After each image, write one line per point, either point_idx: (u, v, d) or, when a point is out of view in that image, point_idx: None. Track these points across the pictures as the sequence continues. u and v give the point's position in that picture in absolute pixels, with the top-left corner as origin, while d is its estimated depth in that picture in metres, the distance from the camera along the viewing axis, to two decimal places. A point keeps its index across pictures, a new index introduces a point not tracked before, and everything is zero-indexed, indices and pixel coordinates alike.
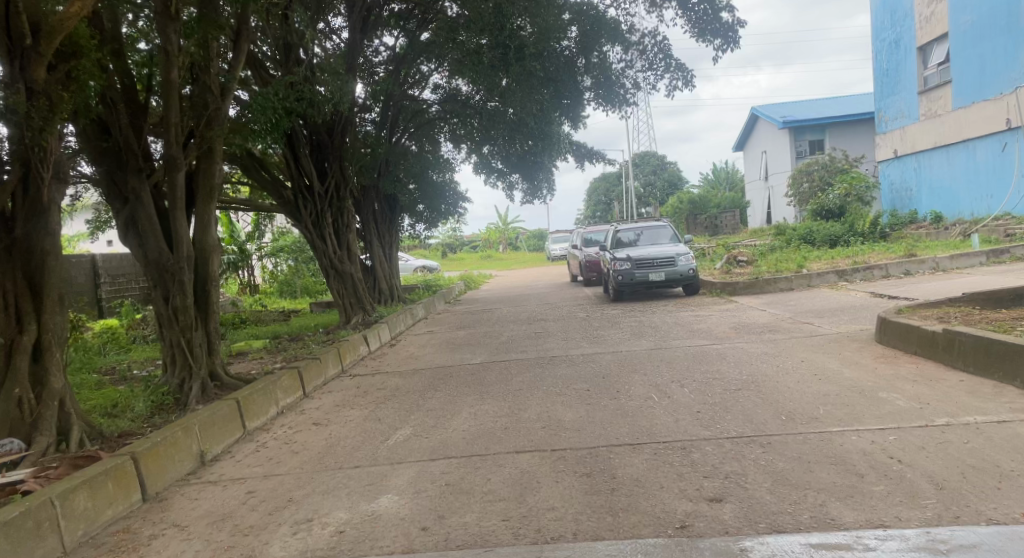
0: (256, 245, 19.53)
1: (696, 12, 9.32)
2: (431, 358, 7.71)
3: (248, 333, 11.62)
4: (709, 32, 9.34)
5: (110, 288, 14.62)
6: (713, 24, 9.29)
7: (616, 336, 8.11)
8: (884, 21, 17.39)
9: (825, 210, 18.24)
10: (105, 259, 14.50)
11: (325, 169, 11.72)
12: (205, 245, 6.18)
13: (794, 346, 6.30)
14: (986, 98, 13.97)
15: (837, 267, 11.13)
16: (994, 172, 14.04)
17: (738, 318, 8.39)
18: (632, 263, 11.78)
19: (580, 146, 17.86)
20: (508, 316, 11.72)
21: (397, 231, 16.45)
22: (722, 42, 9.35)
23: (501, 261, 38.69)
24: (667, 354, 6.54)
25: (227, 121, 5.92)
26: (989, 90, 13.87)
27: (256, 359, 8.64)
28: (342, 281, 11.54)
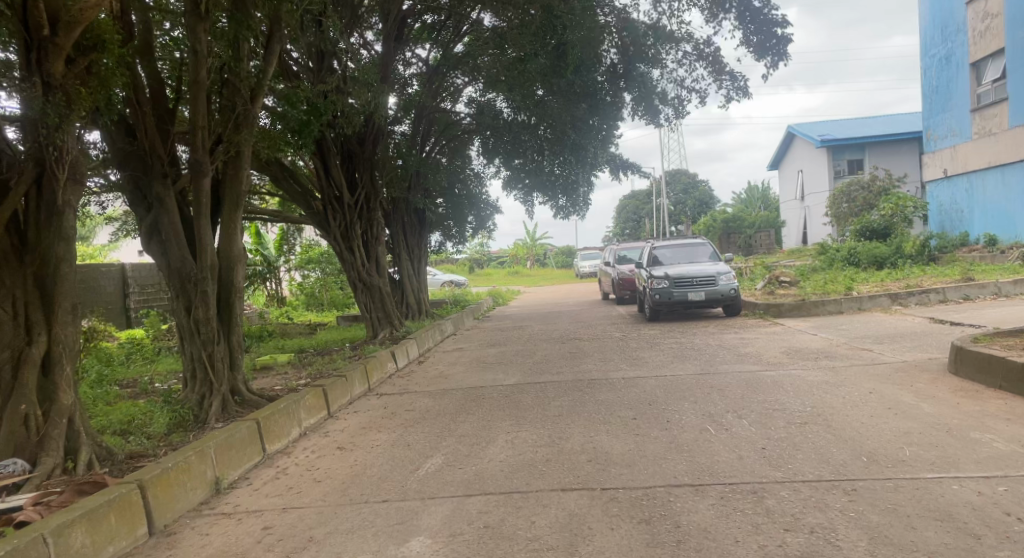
0: (285, 258, 19.77)
1: (752, 24, 8.88)
2: (461, 378, 7.33)
3: (274, 346, 11.42)
4: (758, 50, 8.94)
5: (139, 297, 14.65)
6: (763, 41, 8.87)
7: (656, 358, 7.63)
8: (934, 37, 16.74)
9: (869, 230, 17.49)
10: (135, 268, 14.55)
11: (355, 180, 11.52)
12: (230, 255, 5.92)
13: (858, 374, 5.76)
14: None
15: (889, 290, 10.47)
16: None
17: (788, 343, 7.84)
18: (670, 281, 11.31)
19: (615, 159, 17.45)
20: (540, 334, 11.30)
21: (426, 245, 16.20)
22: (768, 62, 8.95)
23: (529, 277, 38.38)
24: (716, 380, 6.06)
25: (256, 125, 5.67)
26: None
27: (280, 374, 8.36)
28: (370, 295, 11.29)
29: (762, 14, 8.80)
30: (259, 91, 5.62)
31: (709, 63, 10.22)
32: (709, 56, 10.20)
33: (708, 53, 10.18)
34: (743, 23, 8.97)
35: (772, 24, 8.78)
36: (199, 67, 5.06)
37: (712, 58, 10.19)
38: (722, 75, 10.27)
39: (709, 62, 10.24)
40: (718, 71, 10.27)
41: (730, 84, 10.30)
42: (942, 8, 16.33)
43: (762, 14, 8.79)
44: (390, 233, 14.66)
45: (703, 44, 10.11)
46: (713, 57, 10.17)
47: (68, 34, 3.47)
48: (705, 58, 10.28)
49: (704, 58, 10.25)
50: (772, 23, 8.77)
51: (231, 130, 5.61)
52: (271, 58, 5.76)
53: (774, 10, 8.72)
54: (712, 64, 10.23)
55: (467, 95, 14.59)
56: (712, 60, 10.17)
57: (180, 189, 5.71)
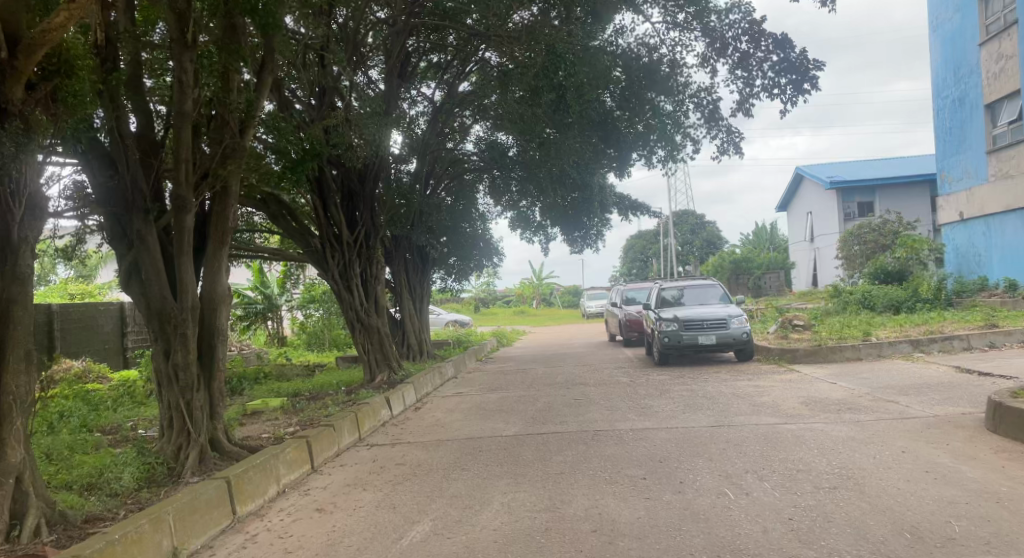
0: (287, 298, 19.96)
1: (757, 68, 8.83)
2: (458, 427, 6.89)
3: (268, 389, 11.05)
4: (774, 87, 8.70)
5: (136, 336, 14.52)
6: (778, 80, 8.68)
7: (666, 408, 7.17)
8: (946, 78, 16.68)
9: (883, 273, 17.07)
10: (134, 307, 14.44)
11: (355, 217, 11.33)
12: (214, 296, 5.63)
13: (888, 430, 5.28)
14: None
15: (909, 336, 10.01)
16: None
17: (806, 392, 7.37)
18: (679, 324, 10.91)
19: (623, 201, 17.29)
20: (543, 378, 10.86)
21: (429, 285, 15.88)
22: (792, 94, 8.67)
23: (534, 317, 37.99)
24: (732, 434, 5.60)
25: (245, 158, 5.48)
26: None
27: (269, 421, 7.97)
28: (368, 335, 10.95)
29: (778, 54, 8.64)
30: (250, 123, 5.44)
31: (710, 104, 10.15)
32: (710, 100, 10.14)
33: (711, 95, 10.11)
34: (741, 69, 8.97)
35: (786, 64, 8.63)
36: (183, 97, 4.87)
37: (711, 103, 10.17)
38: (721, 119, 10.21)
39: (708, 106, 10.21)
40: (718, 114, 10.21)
41: (725, 136, 10.21)
42: (953, 51, 16.29)
43: (780, 49, 8.63)
44: (392, 273, 14.38)
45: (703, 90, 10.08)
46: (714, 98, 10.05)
47: (28, 57, 3.30)
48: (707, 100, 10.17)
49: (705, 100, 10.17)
50: (789, 62, 8.61)
51: (218, 164, 5.38)
52: (263, 90, 5.59)
53: (792, 47, 8.55)
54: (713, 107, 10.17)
55: (474, 133, 14.54)
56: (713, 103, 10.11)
57: (163, 226, 5.45)
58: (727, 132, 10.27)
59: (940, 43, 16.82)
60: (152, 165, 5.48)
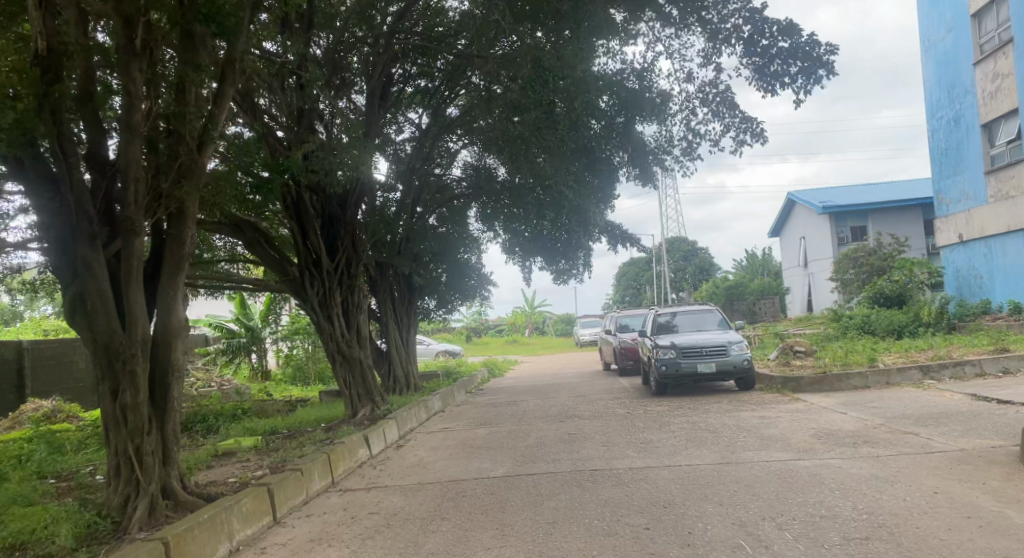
0: (272, 329, 19.37)
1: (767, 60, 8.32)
2: (441, 468, 6.33)
3: (243, 427, 10.46)
4: (785, 76, 8.37)
5: None
6: (790, 68, 8.32)
7: (667, 443, 6.65)
8: (940, 100, 16.59)
9: (882, 297, 16.69)
10: None
11: (336, 244, 10.90)
12: (169, 328, 5.12)
13: (914, 466, 4.79)
14: None
15: (917, 362, 9.56)
16: None
17: (815, 423, 6.87)
18: (677, 351, 10.44)
19: (614, 228, 16.93)
20: (535, 410, 10.30)
21: (416, 315, 15.35)
22: (804, 83, 8.34)
23: (528, 347, 37.32)
24: (741, 472, 5.09)
25: (203, 177, 5.12)
26: None
27: (239, 464, 7.38)
28: (350, 368, 10.43)
29: (784, 41, 8.23)
30: (208, 141, 5.10)
31: (709, 105, 9.65)
32: (714, 95, 9.56)
33: (713, 93, 9.55)
34: (753, 58, 8.48)
35: (795, 51, 8.22)
36: (132, 107, 4.55)
37: (716, 98, 9.55)
38: (729, 118, 9.62)
39: (713, 103, 9.60)
40: (722, 113, 9.64)
41: (739, 126, 9.61)
42: (946, 71, 16.26)
43: (782, 42, 8.24)
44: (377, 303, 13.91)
45: (707, 83, 9.47)
46: (717, 93, 9.51)
47: None
48: (704, 103, 9.70)
49: (707, 99, 9.62)
50: (797, 50, 8.18)
51: (172, 185, 5.03)
52: (222, 108, 5.28)
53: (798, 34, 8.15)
54: (717, 106, 9.60)
55: (461, 159, 14.25)
56: (717, 99, 9.54)
57: (113, 253, 4.98)
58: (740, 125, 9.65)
59: (932, 63, 16.81)
60: (102, 185, 5.05)
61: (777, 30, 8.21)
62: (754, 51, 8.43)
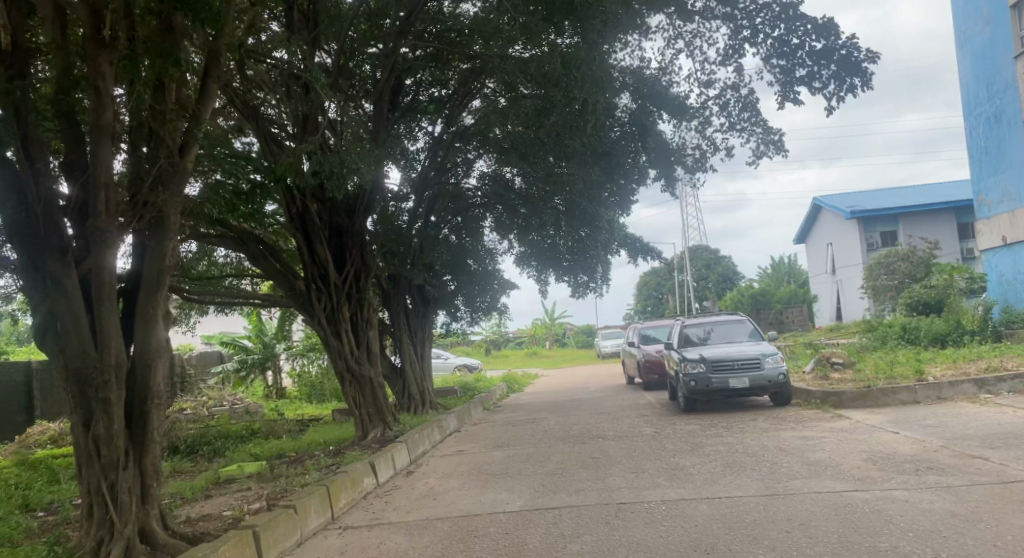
0: (286, 345, 19.22)
1: (792, 59, 7.77)
2: (453, 502, 5.82)
3: (248, 455, 10.13)
4: (815, 80, 7.72)
5: None
6: (821, 72, 7.67)
7: (702, 469, 6.02)
8: (979, 96, 15.77)
9: (921, 304, 15.81)
10: None
11: (343, 257, 10.56)
12: (147, 350, 4.71)
13: (995, 499, 4.07)
14: None
15: (969, 374, 8.77)
16: None
17: (868, 446, 6.16)
18: (707, 365, 9.77)
19: (633, 241, 16.36)
20: (556, 430, 9.71)
21: (431, 329, 14.89)
22: (836, 89, 7.69)
23: (548, 359, 36.58)
24: (791, 508, 4.46)
25: (181, 183, 4.92)
26: None
27: (237, 497, 7.14)
28: (359, 387, 10.09)
29: (815, 44, 7.61)
30: (191, 145, 4.99)
31: (728, 112, 9.05)
32: (736, 103, 8.97)
33: (737, 97, 8.93)
34: (780, 58, 7.87)
35: (830, 53, 7.58)
36: (101, 106, 4.29)
37: (736, 103, 8.95)
38: (749, 127, 9.04)
39: (734, 109, 8.99)
40: (744, 122, 9.03)
41: (760, 136, 8.98)
42: (984, 67, 15.47)
43: (813, 41, 7.62)
44: (390, 316, 13.59)
45: (728, 86, 8.89)
46: (739, 99, 8.91)
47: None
48: (724, 110, 9.11)
49: (727, 103, 9.03)
50: (832, 51, 7.55)
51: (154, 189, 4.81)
52: (205, 111, 5.14)
53: (836, 37, 7.52)
54: (735, 112, 9.02)
55: (477, 169, 13.80)
56: (738, 104, 8.93)
57: (87, 268, 4.57)
58: (763, 137, 8.96)
59: (969, 59, 16.04)
60: (76, 192, 4.66)
61: (812, 29, 7.59)
62: (781, 51, 7.83)
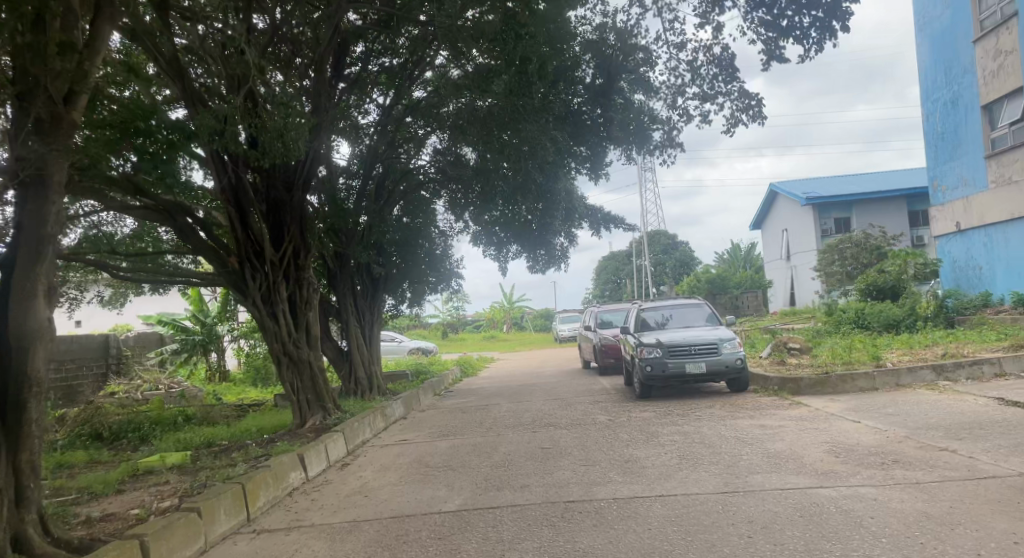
0: (229, 326, 18.36)
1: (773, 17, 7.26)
2: (388, 502, 5.33)
3: (176, 443, 9.45)
4: (797, 30, 7.24)
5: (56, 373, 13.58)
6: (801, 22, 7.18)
7: (657, 462, 5.64)
8: (937, 80, 15.80)
9: (876, 290, 15.83)
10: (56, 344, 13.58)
11: (281, 232, 9.83)
12: (24, 331, 4.03)
13: (971, 499, 3.75)
14: None
15: (926, 361, 8.61)
16: None
17: (829, 436, 5.86)
18: (663, 350, 9.45)
19: (595, 211, 15.91)
20: (507, 417, 9.27)
21: (381, 311, 14.20)
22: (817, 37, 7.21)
23: (505, 343, 36.28)
24: (751, 509, 4.10)
25: (70, 143, 4.34)
26: None
27: (151, 491, 6.62)
28: (297, 371, 9.51)
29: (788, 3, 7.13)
30: (80, 93, 4.49)
31: (707, 78, 8.59)
32: (711, 66, 8.54)
33: (711, 58, 8.50)
34: (759, 17, 7.37)
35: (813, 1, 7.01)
36: None
37: (711, 66, 8.52)
38: (726, 91, 8.61)
39: (708, 73, 8.56)
40: (720, 85, 8.59)
41: (737, 101, 8.57)
42: (943, 50, 15.47)
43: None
44: (336, 297, 12.87)
45: (701, 49, 8.43)
46: (715, 61, 8.49)
47: None
48: (700, 76, 8.66)
49: (701, 68, 8.58)
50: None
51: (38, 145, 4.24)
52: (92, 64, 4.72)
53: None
54: (709, 77, 8.59)
55: (429, 147, 13.09)
56: (714, 67, 8.51)
57: None
58: (742, 99, 8.55)
59: (928, 42, 16.02)
60: None
61: None
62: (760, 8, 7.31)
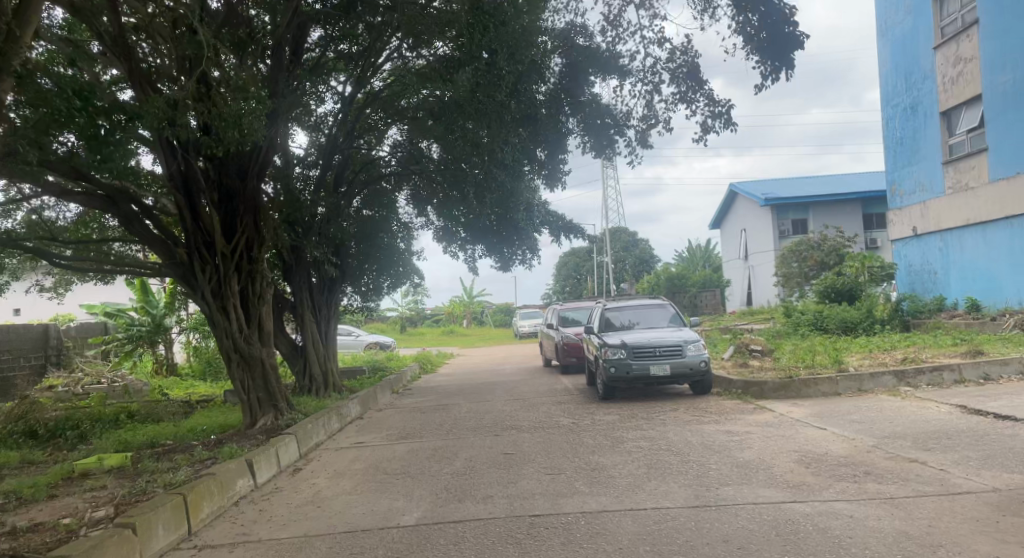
0: (178, 318, 17.43)
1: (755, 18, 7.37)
2: (342, 514, 4.99)
3: (120, 442, 8.90)
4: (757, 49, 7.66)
5: None
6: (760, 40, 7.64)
7: (624, 471, 5.44)
8: (898, 86, 16.14)
9: (837, 292, 16.25)
10: None
11: (233, 224, 9.29)
12: None
13: (951, 517, 3.63)
14: None
15: (887, 365, 8.67)
16: None
17: (797, 444, 5.76)
18: (628, 351, 9.30)
19: (557, 218, 15.72)
20: (468, 418, 8.99)
21: (338, 306, 13.71)
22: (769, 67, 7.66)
23: (466, 338, 36.03)
24: (727, 526, 3.92)
25: None
26: None
27: (85, 497, 6.08)
28: (248, 369, 9.03)
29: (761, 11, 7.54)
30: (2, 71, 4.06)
31: (680, 82, 8.44)
32: (683, 68, 8.40)
33: (685, 59, 8.36)
34: None
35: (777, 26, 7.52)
36: None
37: (684, 69, 8.39)
38: (696, 97, 8.48)
39: (683, 76, 8.42)
40: (691, 89, 8.45)
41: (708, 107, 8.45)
42: (903, 57, 15.81)
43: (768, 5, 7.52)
44: (292, 291, 12.34)
45: (678, 49, 8.30)
46: (688, 63, 8.36)
47: None
48: (673, 77, 8.51)
49: (676, 71, 8.45)
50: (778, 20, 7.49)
51: None
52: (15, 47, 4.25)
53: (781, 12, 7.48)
54: (683, 80, 8.45)
55: (391, 138, 12.66)
56: (686, 70, 8.36)
57: None
58: (714, 107, 8.43)
59: (890, 48, 16.35)
60: None
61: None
62: None
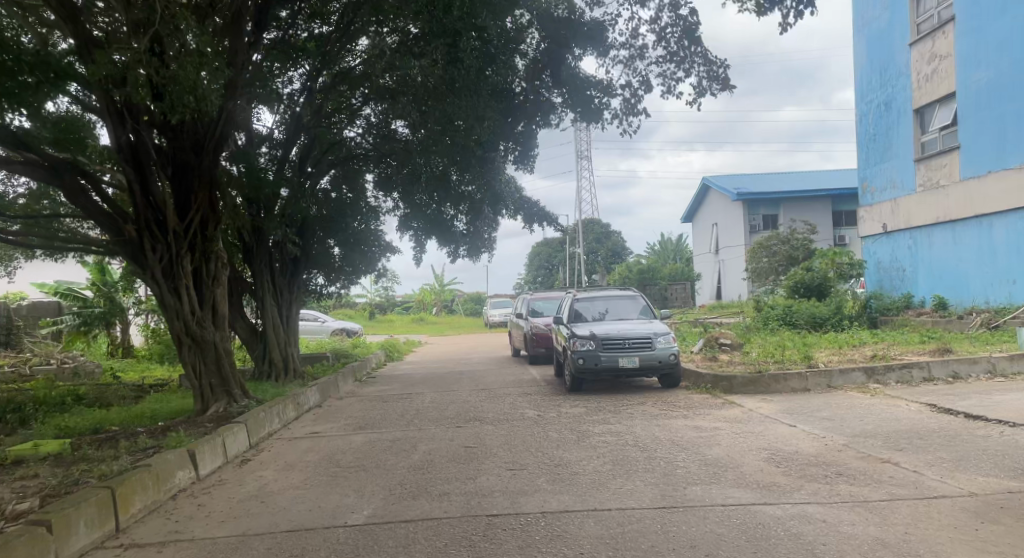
0: (135, 299, 16.62)
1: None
2: (285, 511, 4.64)
3: (58, 428, 8.32)
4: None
5: None
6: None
7: (589, 468, 5.20)
8: (873, 82, 16.16)
9: (807, 287, 16.23)
10: None
11: (188, 201, 8.73)
12: None
13: (928, 523, 3.45)
14: (1007, 166, 12.13)
15: (856, 362, 8.60)
16: (1015, 252, 12.10)
17: (767, 442, 5.59)
18: (597, 343, 9.08)
19: (529, 206, 15.25)
20: (430, 408, 8.67)
21: (302, 291, 13.20)
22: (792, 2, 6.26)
23: (436, 326, 35.65)
24: (694, 529, 3.69)
25: None
26: (1011, 157, 12.05)
27: (11, 487, 5.59)
28: (200, 353, 8.55)
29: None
30: None
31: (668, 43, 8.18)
32: (677, 27, 8.11)
33: (677, 19, 8.08)
34: None
35: None
36: None
37: (671, 33, 8.13)
38: (690, 59, 8.23)
39: (673, 37, 8.15)
40: (685, 50, 8.17)
41: (704, 71, 8.22)
42: (880, 53, 15.83)
43: None
44: (253, 273, 11.79)
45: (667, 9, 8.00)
46: (679, 26, 8.07)
47: None
48: (662, 41, 8.25)
49: (662, 36, 8.21)
50: None
51: None
52: None
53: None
54: (671, 45, 8.21)
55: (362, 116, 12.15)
56: (678, 30, 8.08)
57: None
58: (708, 67, 8.19)
59: (866, 43, 16.35)
60: None
61: None
62: None
